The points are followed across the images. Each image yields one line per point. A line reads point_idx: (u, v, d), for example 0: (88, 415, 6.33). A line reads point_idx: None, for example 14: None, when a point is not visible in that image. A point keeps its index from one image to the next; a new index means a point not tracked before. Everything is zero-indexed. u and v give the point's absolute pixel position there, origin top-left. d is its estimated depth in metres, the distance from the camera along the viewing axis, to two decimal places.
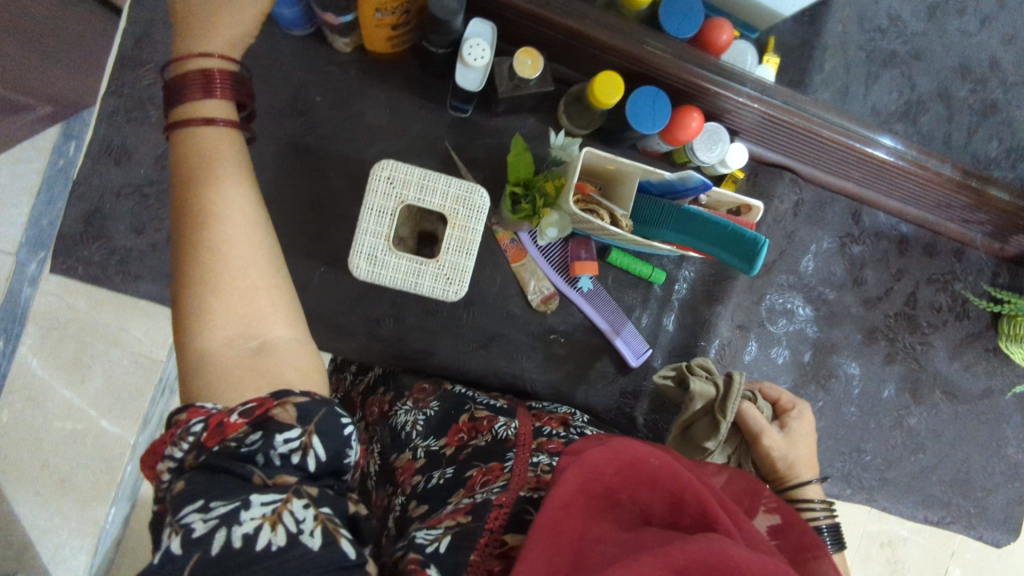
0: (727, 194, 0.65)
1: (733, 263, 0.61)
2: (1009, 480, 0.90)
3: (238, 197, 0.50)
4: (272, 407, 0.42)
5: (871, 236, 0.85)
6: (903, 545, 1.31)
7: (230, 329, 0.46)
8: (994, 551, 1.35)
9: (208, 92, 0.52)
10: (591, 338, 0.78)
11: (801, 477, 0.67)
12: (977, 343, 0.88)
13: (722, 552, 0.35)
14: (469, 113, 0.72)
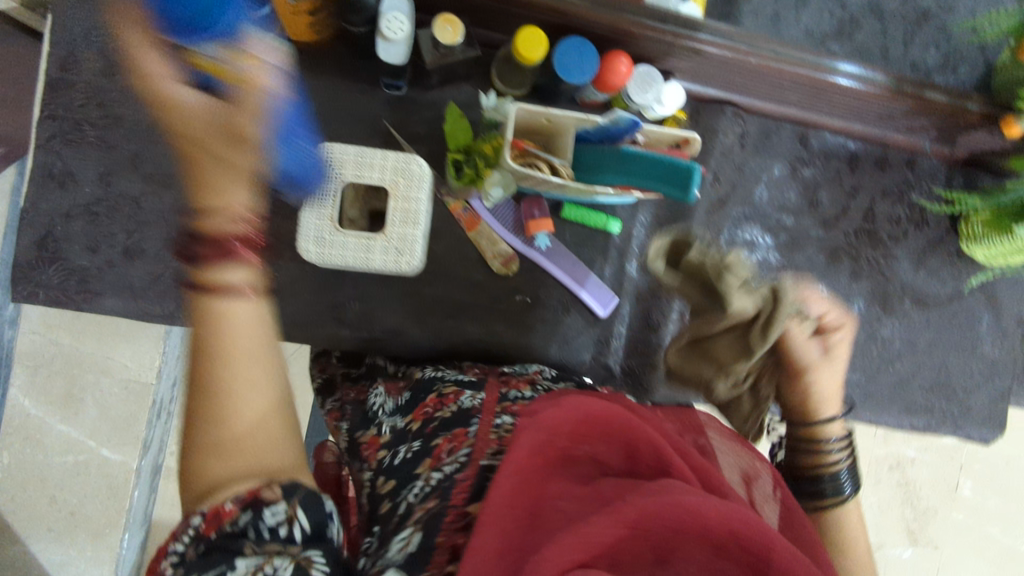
0: (662, 130, 0.66)
1: (670, 194, 0.61)
2: (992, 379, 0.91)
3: (241, 318, 0.45)
4: (260, 487, 0.41)
5: (821, 157, 0.86)
6: (913, 465, 1.35)
7: (233, 455, 0.42)
8: (1004, 459, 1.38)
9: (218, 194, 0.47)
10: (556, 294, 0.80)
11: (825, 415, 0.62)
12: (940, 248, 0.89)
13: (676, 500, 0.36)
14: (405, 90, 0.73)
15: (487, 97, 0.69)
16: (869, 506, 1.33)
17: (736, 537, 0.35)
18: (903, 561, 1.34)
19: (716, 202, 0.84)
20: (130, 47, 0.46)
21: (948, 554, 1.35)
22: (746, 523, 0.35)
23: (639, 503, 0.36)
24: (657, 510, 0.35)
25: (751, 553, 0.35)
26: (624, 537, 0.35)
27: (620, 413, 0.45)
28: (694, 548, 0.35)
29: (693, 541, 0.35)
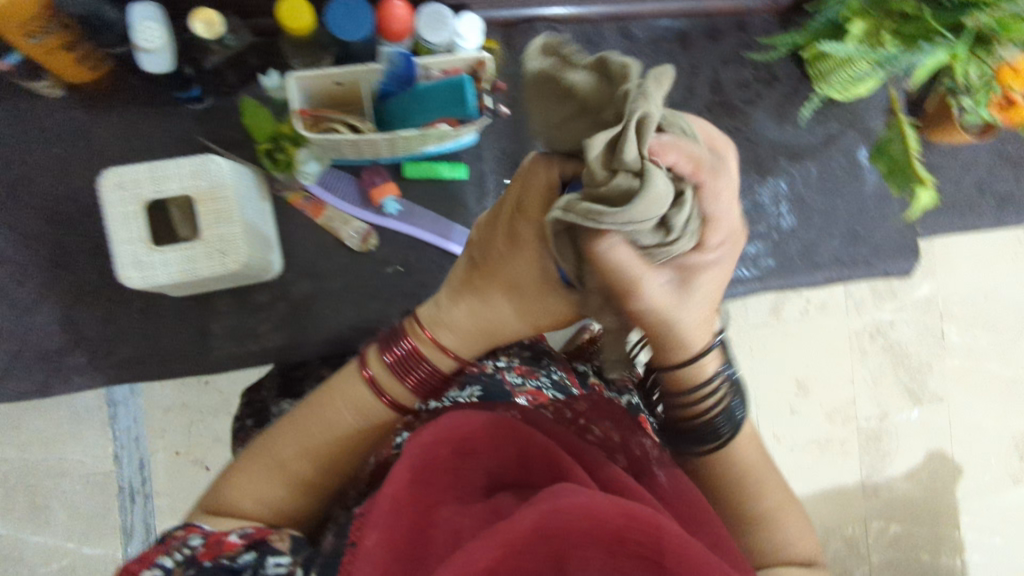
0: (444, 56, 0.63)
1: (451, 113, 0.62)
2: (891, 210, 0.90)
3: (352, 409, 0.58)
4: (269, 535, 0.49)
5: (650, 45, 0.85)
6: (892, 327, 1.41)
7: (253, 491, 0.55)
8: (980, 293, 1.44)
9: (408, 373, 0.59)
10: (423, 254, 0.79)
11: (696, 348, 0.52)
12: (797, 98, 0.88)
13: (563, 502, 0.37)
14: (206, 102, 0.71)
15: (268, 77, 0.69)
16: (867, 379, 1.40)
17: (625, 528, 0.37)
18: (911, 420, 1.41)
19: None
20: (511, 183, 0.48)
21: (955, 402, 1.42)
22: (639, 518, 0.37)
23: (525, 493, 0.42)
24: (539, 520, 0.37)
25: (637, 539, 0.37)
26: (505, 554, 0.36)
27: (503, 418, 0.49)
28: (586, 547, 0.37)
29: (583, 541, 0.37)
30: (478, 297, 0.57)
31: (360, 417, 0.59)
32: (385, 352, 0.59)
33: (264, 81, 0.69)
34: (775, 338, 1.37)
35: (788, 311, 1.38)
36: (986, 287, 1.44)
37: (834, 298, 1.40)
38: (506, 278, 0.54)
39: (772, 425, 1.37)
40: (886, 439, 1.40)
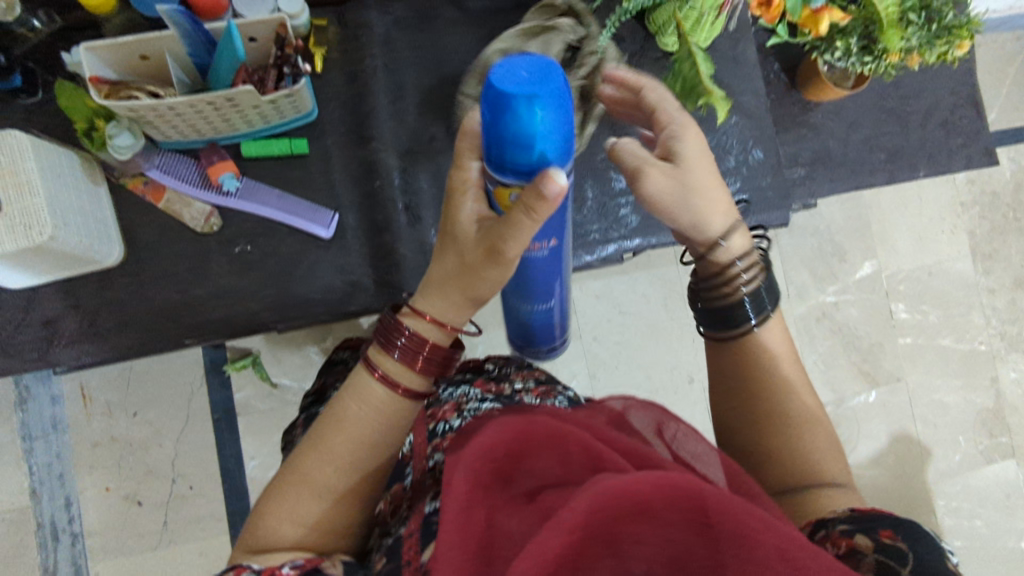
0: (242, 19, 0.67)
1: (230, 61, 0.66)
2: (747, 165, 0.93)
3: (360, 405, 0.55)
4: (321, 561, 0.50)
5: (487, 15, 0.86)
6: (836, 309, 1.36)
7: (294, 513, 0.53)
8: (925, 268, 1.39)
9: (411, 358, 0.55)
10: (271, 231, 0.79)
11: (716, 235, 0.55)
12: (645, 58, 0.90)
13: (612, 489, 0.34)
14: (40, 95, 0.72)
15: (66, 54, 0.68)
16: (814, 364, 1.35)
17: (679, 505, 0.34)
18: (868, 402, 1.35)
19: (396, 89, 0.83)
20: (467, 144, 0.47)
21: (912, 381, 1.37)
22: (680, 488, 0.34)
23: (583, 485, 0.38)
24: (594, 506, 0.34)
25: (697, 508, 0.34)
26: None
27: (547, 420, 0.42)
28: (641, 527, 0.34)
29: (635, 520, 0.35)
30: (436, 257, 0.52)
31: (374, 411, 0.55)
32: (386, 344, 0.55)
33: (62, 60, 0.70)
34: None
35: None
36: (931, 262, 1.39)
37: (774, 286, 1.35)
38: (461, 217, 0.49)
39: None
40: (844, 423, 1.34)
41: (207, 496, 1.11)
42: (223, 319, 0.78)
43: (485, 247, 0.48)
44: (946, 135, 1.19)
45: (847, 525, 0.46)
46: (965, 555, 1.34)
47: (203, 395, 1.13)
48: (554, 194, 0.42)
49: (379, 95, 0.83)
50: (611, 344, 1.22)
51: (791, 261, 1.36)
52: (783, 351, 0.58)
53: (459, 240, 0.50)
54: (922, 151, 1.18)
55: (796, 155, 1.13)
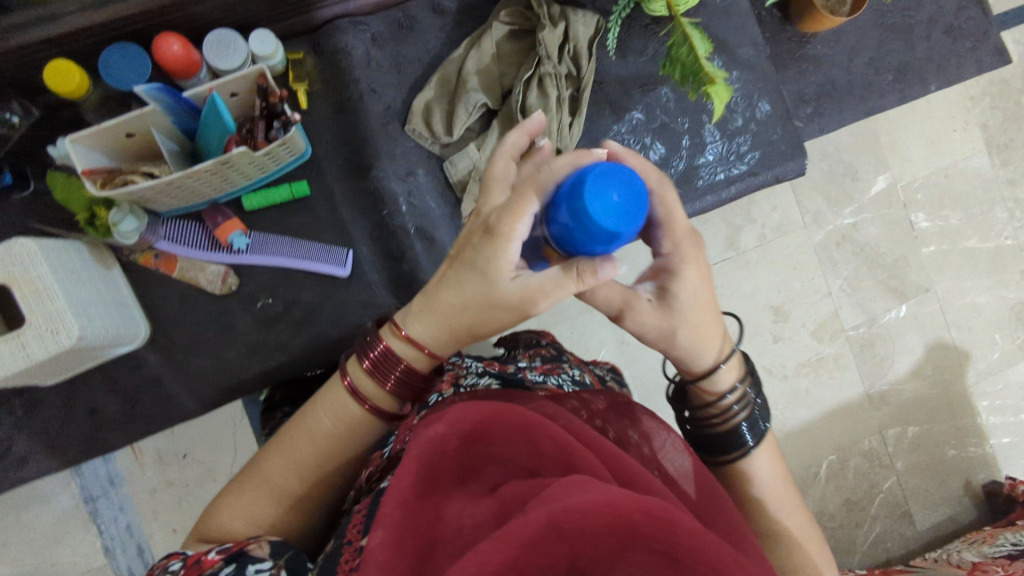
0: (224, 79, 0.65)
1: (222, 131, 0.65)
2: (753, 120, 0.89)
3: (330, 417, 0.59)
4: (248, 545, 0.50)
5: (465, 14, 0.83)
6: (857, 230, 1.33)
7: (249, 508, 0.57)
8: (942, 174, 1.35)
9: (387, 377, 0.58)
10: (290, 280, 0.78)
11: (707, 360, 0.55)
12: (634, 28, 0.86)
13: (571, 503, 0.34)
14: (34, 186, 0.71)
15: (54, 147, 0.66)
16: (842, 290, 1.32)
17: (647, 526, 0.34)
18: (900, 318, 1.34)
19: (387, 110, 0.81)
20: (520, 208, 0.47)
21: (941, 290, 1.35)
22: (648, 511, 0.34)
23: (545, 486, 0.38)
24: (550, 516, 0.34)
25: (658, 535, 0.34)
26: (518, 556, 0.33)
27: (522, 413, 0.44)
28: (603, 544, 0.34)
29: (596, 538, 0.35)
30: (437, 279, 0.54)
31: (338, 427, 0.59)
32: (364, 357, 0.59)
33: (49, 152, 0.68)
34: (739, 273, 1.30)
35: (744, 239, 1.31)
36: (948, 167, 1.35)
37: (790, 218, 1.31)
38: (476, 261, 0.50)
39: (760, 357, 1.30)
40: (879, 343, 1.33)
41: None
42: (257, 374, 0.78)
43: (523, 297, 0.49)
44: (953, 41, 1.14)
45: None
46: (1012, 451, 1.35)
47: (246, 426, 1.14)
48: (604, 274, 0.46)
49: (370, 121, 0.80)
50: None
51: (805, 190, 1.32)
52: (775, 476, 0.58)
53: (490, 280, 0.49)
54: (931, 62, 1.13)
55: (801, 91, 1.09)
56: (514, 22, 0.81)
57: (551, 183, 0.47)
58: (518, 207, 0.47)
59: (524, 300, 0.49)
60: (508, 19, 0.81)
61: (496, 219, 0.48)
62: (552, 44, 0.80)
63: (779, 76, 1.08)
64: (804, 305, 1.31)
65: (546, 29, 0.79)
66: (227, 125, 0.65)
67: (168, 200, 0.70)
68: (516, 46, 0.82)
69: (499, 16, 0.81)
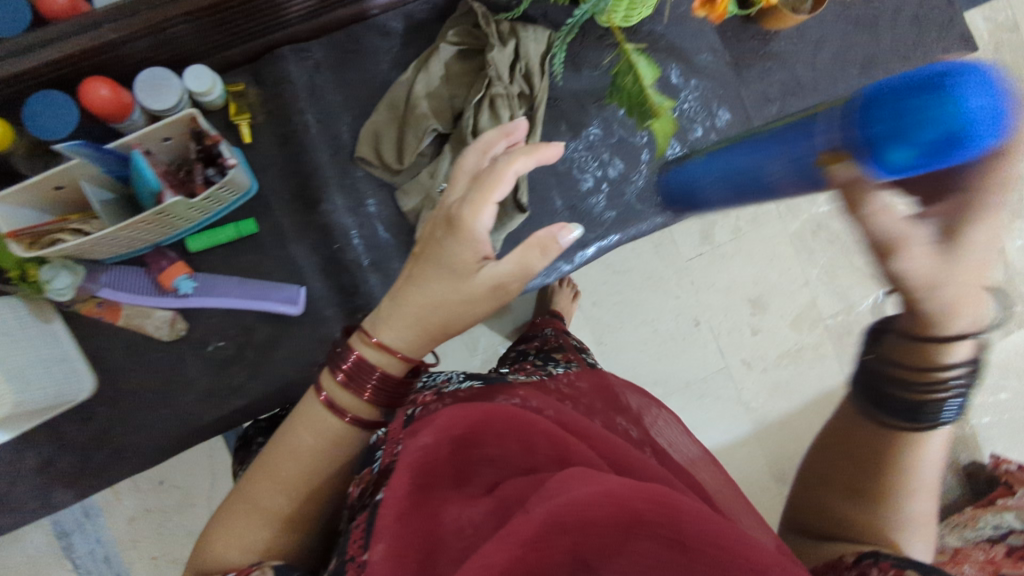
0: (153, 126, 0.62)
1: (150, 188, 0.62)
2: (713, 129, 0.87)
3: (312, 433, 0.57)
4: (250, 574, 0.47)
5: (412, 34, 0.80)
6: (832, 218, 1.31)
7: (242, 535, 0.54)
8: None
9: (363, 387, 0.56)
10: (242, 321, 0.76)
11: (957, 326, 0.44)
12: (588, 40, 0.84)
13: (569, 498, 0.35)
14: None
15: None
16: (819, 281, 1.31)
17: (651, 516, 0.35)
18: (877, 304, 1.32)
19: (335, 140, 0.78)
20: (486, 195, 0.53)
21: None
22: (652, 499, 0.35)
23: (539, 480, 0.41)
24: (550, 515, 0.35)
25: (662, 526, 0.35)
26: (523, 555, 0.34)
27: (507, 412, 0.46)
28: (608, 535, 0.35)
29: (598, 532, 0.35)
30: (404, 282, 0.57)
31: (323, 442, 0.57)
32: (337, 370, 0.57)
33: None
34: (715, 266, 1.28)
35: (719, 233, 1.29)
36: None
37: (763, 209, 1.29)
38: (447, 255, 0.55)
39: (738, 350, 1.29)
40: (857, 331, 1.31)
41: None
42: (212, 421, 0.76)
43: (492, 286, 0.55)
44: (918, 32, 1.11)
45: (899, 559, 0.46)
46: None
47: (223, 449, 1.12)
48: (563, 239, 0.55)
49: (317, 152, 0.77)
50: (611, 305, 1.24)
51: None
52: (937, 463, 0.50)
53: (458, 274, 0.55)
54: (896, 54, 1.11)
55: (766, 91, 1.06)
56: (461, 42, 0.78)
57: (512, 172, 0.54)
58: (482, 198, 0.53)
59: (499, 282, 0.55)
60: (455, 39, 0.78)
61: (463, 212, 0.54)
62: (503, 64, 0.77)
63: (741, 76, 1.05)
64: (781, 296, 1.30)
65: (495, 48, 0.76)
66: (150, 185, 0.62)
67: (106, 251, 0.67)
68: (466, 66, 0.79)
69: (447, 35, 0.78)
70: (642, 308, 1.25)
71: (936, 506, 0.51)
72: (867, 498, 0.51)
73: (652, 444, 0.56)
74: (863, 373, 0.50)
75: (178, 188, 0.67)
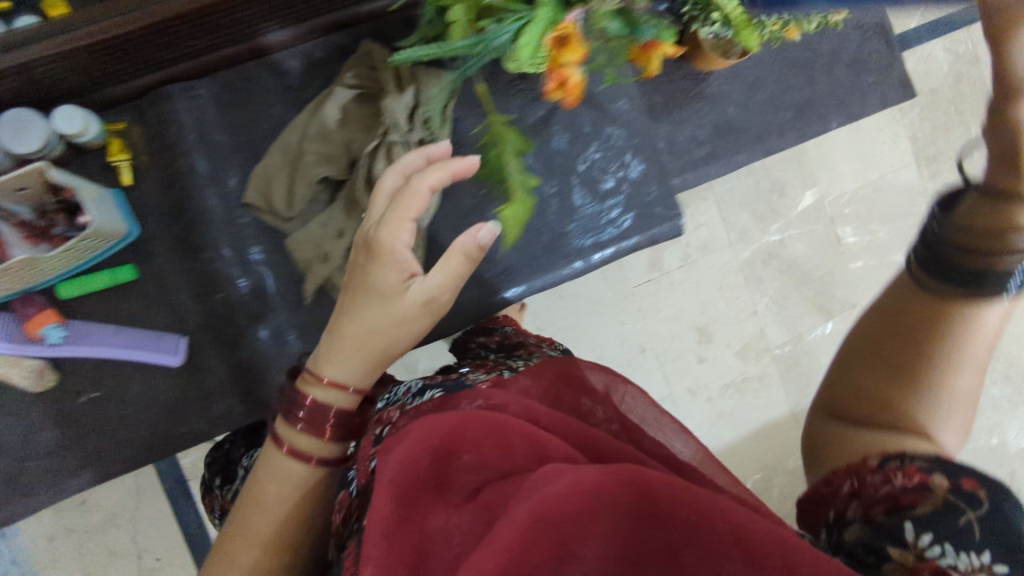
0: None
1: None
2: (629, 179, 0.84)
3: (278, 485, 0.53)
4: None
5: (310, 74, 0.76)
6: (783, 247, 1.29)
7: None
8: (867, 188, 1.32)
9: (319, 430, 0.53)
10: (122, 369, 0.75)
11: None
12: (499, 85, 0.81)
13: (551, 492, 0.35)
14: None
15: None
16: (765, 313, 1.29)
17: (637, 497, 0.36)
18: (826, 335, 1.31)
19: (220, 183, 0.74)
20: (404, 216, 0.53)
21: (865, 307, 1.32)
22: (634, 481, 0.37)
23: (520, 478, 0.40)
24: (533, 512, 0.35)
25: (655, 506, 0.36)
26: (511, 558, 0.34)
27: (482, 413, 0.45)
28: (588, 525, 0.36)
29: (585, 523, 0.36)
30: (337, 317, 0.56)
31: (292, 492, 0.54)
32: (294, 416, 0.54)
33: None
34: (662, 294, 1.25)
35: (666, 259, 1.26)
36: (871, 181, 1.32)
37: (715, 236, 1.27)
38: (369, 284, 0.54)
39: (683, 378, 1.26)
40: (804, 361, 1.30)
41: (178, 565, 1.07)
42: (89, 470, 0.74)
43: (425, 301, 0.54)
44: (857, 75, 1.07)
45: (928, 461, 0.42)
46: None
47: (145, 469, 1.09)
48: (484, 237, 0.54)
49: (201, 196, 0.73)
50: (557, 330, 1.21)
51: (730, 206, 1.27)
52: (991, 339, 0.45)
53: (388, 296, 0.54)
54: (834, 97, 1.06)
55: (695, 133, 1.02)
56: (359, 83, 0.75)
57: (426, 191, 0.53)
58: (399, 219, 0.53)
59: (429, 295, 0.55)
60: (353, 81, 0.74)
61: (379, 236, 0.53)
62: (401, 112, 0.72)
63: (681, 111, 1.01)
64: (727, 324, 1.28)
65: (391, 95, 0.73)
66: None
67: None
68: (366, 108, 0.75)
69: (347, 74, 0.75)
70: (586, 338, 1.21)
71: (979, 387, 0.46)
72: (907, 379, 0.46)
73: (622, 423, 0.51)
74: (933, 243, 0.50)
75: (37, 240, 0.66)
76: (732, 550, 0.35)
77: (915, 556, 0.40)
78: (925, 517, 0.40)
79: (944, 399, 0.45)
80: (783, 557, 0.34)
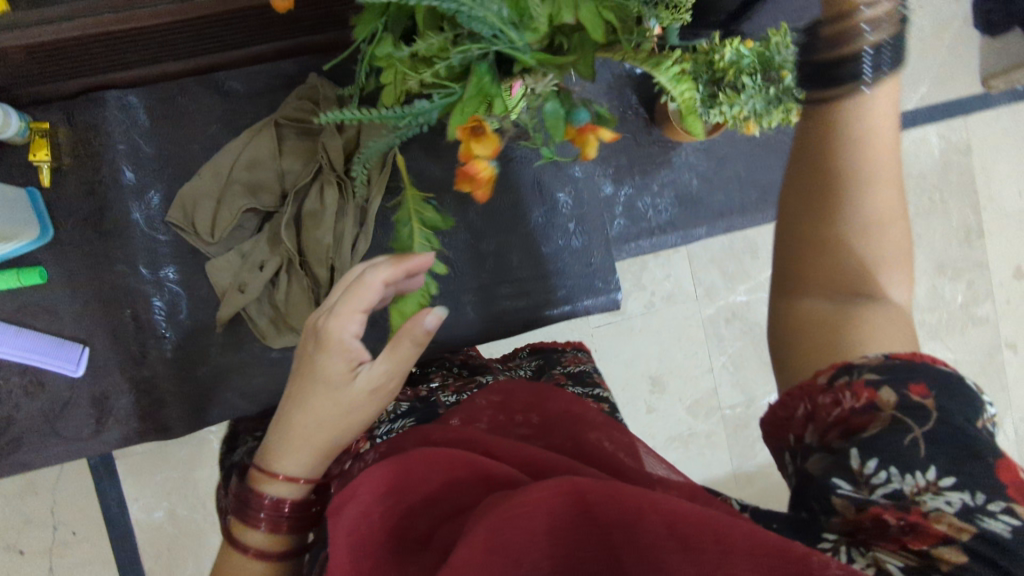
0: None
1: None
2: (571, 243, 0.83)
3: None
4: None
5: (253, 98, 0.75)
6: (748, 309, 1.26)
7: None
8: None
9: (277, 525, 0.50)
10: (21, 374, 0.73)
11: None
12: None
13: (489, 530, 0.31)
14: None
15: None
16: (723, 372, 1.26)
17: (576, 514, 0.32)
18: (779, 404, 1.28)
19: (145, 198, 0.72)
20: (346, 311, 0.48)
21: None
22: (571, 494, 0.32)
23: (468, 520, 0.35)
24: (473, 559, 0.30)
25: (593, 512, 0.32)
26: None
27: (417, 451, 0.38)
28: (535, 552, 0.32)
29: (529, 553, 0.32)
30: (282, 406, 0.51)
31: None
32: (248, 517, 0.50)
33: None
34: (619, 339, 1.23)
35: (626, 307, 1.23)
36: None
37: (681, 288, 1.24)
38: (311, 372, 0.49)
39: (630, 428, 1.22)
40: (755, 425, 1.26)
41: (94, 540, 1.01)
42: None
43: (374, 390, 0.49)
44: None
45: (877, 374, 0.41)
46: None
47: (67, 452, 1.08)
48: (430, 324, 0.48)
49: (124, 208, 0.72)
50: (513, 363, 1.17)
51: (700, 261, 1.25)
52: (890, 142, 0.43)
53: (336, 385, 0.49)
54: None
55: (656, 198, 1.01)
56: (300, 118, 0.72)
57: (376, 283, 0.47)
58: (344, 312, 0.48)
59: (377, 385, 0.50)
60: (293, 115, 0.72)
61: (324, 330, 0.48)
62: (339, 152, 0.70)
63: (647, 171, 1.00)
64: (681, 377, 1.24)
65: (328, 134, 0.70)
66: None
67: None
68: (305, 141, 0.73)
69: (288, 108, 0.73)
70: None
71: (903, 199, 0.44)
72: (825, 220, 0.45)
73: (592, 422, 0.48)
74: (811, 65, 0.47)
75: None
76: (674, 546, 0.31)
77: (860, 503, 0.39)
78: (875, 440, 0.40)
79: (871, 228, 0.44)
80: (750, 559, 0.30)
